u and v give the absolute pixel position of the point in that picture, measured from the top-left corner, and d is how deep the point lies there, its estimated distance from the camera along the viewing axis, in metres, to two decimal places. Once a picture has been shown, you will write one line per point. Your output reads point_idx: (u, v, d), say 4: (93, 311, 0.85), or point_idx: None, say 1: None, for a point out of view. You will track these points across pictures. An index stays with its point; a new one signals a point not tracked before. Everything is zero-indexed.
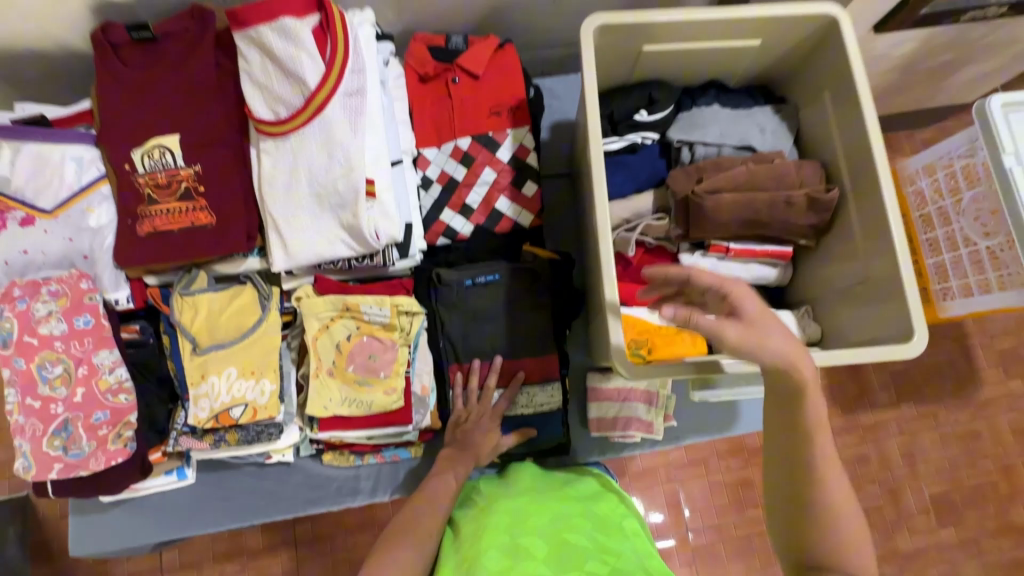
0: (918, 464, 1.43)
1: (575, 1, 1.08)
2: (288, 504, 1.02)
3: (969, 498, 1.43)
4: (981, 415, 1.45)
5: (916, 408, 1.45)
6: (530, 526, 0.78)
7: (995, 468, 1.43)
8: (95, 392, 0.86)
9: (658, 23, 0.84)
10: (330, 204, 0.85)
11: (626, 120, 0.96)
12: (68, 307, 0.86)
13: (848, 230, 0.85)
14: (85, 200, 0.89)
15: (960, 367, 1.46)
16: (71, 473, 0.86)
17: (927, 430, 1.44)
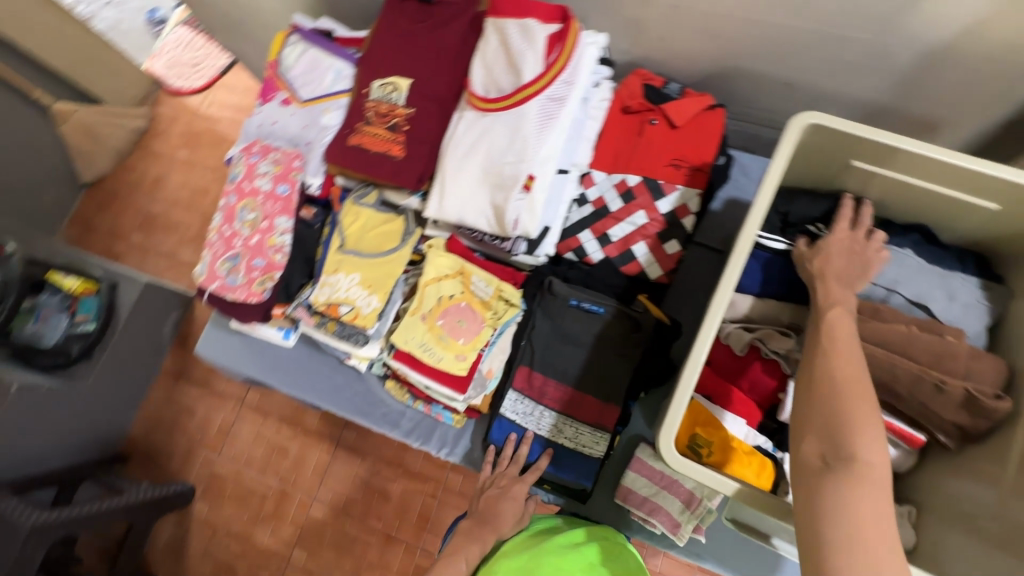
0: None
1: (807, 89, 1.04)
2: (343, 403, 1.17)
3: None
4: None
5: None
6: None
7: None
8: (264, 244, 1.08)
9: (881, 143, 0.76)
10: (491, 182, 0.95)
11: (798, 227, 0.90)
12: (279, 174, 1.09)
13: (1005, 455, 0.70)
14: (326, 103, 1.12)
15: None
16: (222, 293, 1.09)
17: None
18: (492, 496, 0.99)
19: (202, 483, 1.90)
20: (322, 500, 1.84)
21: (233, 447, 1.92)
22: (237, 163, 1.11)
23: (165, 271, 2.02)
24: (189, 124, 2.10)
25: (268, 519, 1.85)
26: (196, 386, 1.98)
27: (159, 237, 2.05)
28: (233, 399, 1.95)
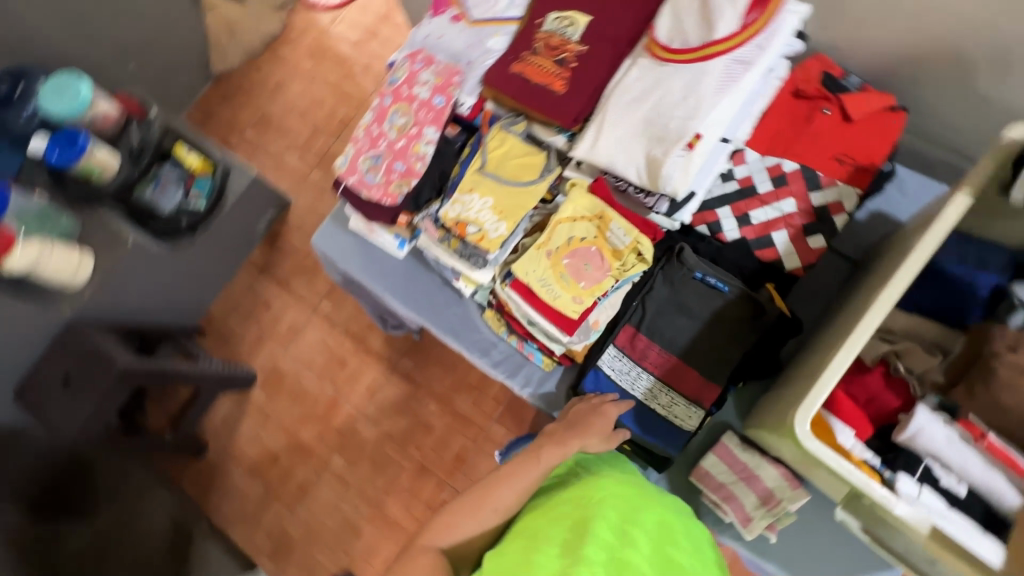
0: None
1: (1004, 112, 0.97)
2: (442, 322, 1.22)
3: None
4: None
5: None
6: (617, 509, 0.82)
7: None
8: (409, 150, 1.11)
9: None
10: (652, 134, 0.94)
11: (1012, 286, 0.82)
12: (438, 86, 1.11)
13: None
14: (496, 27, 1.13)
15: None
16: (358, 188, 1.14)
17: None
18: (582, 410, 0.99)
19: (264, 373, 2.02)
20: (367, 417, 1.92)
21: (298, 347, 2.02)
22: (400, 68, 1.15)
23: (273, 169, 2.12)
24: (320, 39, 2.19)
25: (317, 421, 1.95)
26: (275, 284, 2.08)
27: (271, 137, 2.15)
28: (305, 304, 2.05)
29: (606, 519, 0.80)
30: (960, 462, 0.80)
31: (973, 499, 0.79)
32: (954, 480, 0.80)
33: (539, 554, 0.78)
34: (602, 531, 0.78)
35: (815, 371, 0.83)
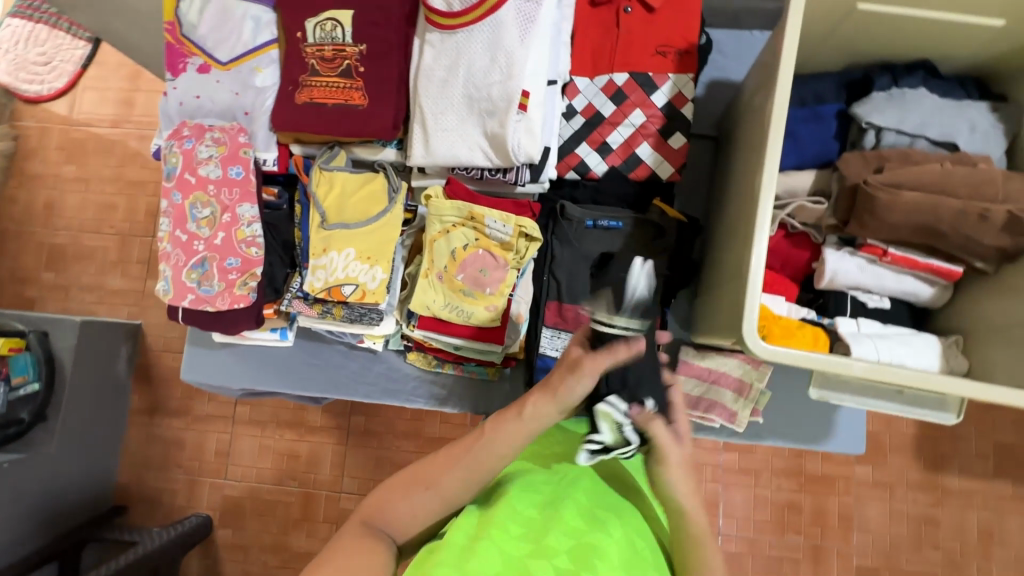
0: (995, 542, 1.45)
1: None
2: (368, 388, 1.08)
3: None
4: None
5: (1012, 487, 1.46)
6: (586, 495, 0.73)
7: None
8: (233, 239, 0.93)
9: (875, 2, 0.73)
10: (479, 109, 0.85)
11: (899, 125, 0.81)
12: (226, 155, 0.92)
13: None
14: (255, 60, 0.94)
15: None
16: (200, 306, 0.95)
17: (1016, 512, 1.46)
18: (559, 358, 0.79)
19: (217, 510, 1.75)
20: (349, 491, 1.71)
21: (237, 465, 1.76)
22: (170, 155, 0.94)
23: (96, 303, 1.77)
24: (68, 133, 1.79)
25: (300, 524, 1.72)
26: (175, 416, 1.78)
27: (76, 269, 1.78)
28: (221, 418, 1.78)
29: (573, 504, 0.70)
30: (877, 282, 0.86)
31: (896, 305, 0.89)
32: (877, 298, 0.88)
33: (504, 538, 0.64)
34: (568, 514, 0.68)
35: (735, 271, 0.81)
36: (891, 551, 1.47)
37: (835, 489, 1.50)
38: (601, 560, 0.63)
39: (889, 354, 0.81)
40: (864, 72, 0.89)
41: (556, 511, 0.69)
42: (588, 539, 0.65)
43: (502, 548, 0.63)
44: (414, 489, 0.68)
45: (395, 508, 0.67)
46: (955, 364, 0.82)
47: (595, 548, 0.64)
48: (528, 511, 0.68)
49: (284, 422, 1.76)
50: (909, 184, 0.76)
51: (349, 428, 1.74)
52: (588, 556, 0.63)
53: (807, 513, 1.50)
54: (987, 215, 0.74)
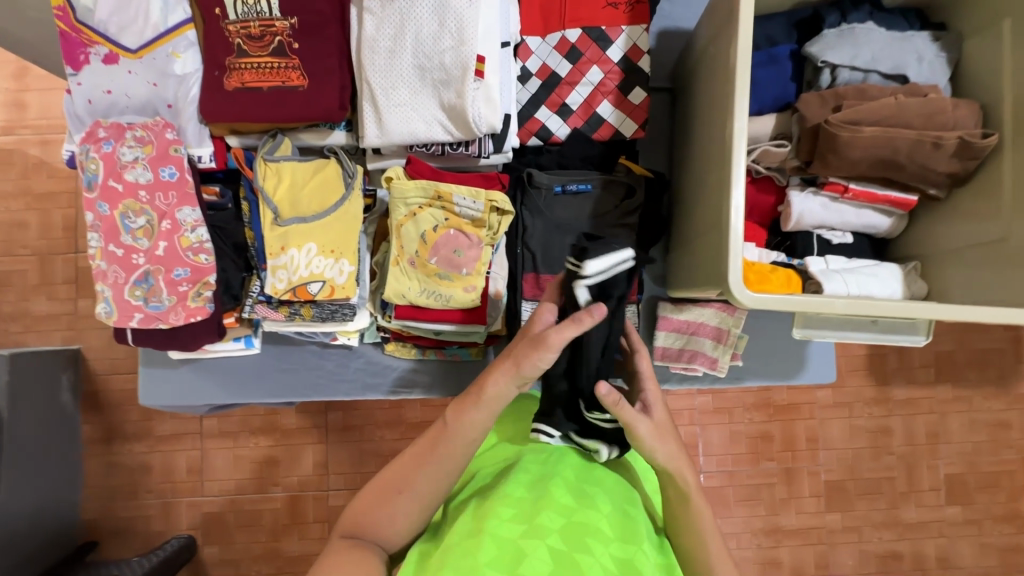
0: (941, 442, 1.60)
1: None
2: (347, 386, 1.04)
3: (980, 481, 1.60)
4: (1016, 408, 1.60)
5: (953, 390, 1.60)
6: (572, 472, 0.70)
7: (1016, 457, 1.60)
8: (177, 248, 0.85)
9: None
10: (433, 80, 0.79)
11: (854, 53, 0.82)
12: (154, 156, 0.83)
13: (997, 195, 0.78)
14: (170, 44, 0.84)
15: (1007, 358, 1.60)
16: (150, 324, 0.87)
17: (958, 413, 1.60)
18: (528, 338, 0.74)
19: (199, 528, 1.68)
20: (336, 487, 1.68)
21: (213, 480, 1.68)
22: (87, 161, 0.82)
23: (24, 332, 1.61)
24: None
25: (289, 528, 1.68)
26: (136, 439, 1.67)
27: None
28: (188, 435, 1.68)
29: (561, 482, 0.66)
30: (840, 218, 0.89)
31: (858, 238, 0.92)
32: (841, 234, 0.91)
33: (493, 522, 0.60)
34: (558, 493, 0.64)
35: (711, 223, 0.81)
36: (854, 464, 1.60)
37: (801, 414, 1.60)
38: (594, 535, 0.60)
39: (858, 287, 0.84)
40: (813, 10, 0.89)
41: (543, 491, 0.64)
42: (578, 516, 0.61)
43: (491, 534, 0.58)
44: (390, 495, 0.68)
45: (376, 521, 0.67)
46: (916, 289, 0.87)
47: (587, 525, 0.61)
48: (514, 493, 0.64)
49: (257, 429, 1.69)
50: (868, 120, 0.78)
51: (327, 426, 1.69)
52: (580, 534, 0.59)
53: (778, 440, 1.60)
54: (941, 143, 0.76)
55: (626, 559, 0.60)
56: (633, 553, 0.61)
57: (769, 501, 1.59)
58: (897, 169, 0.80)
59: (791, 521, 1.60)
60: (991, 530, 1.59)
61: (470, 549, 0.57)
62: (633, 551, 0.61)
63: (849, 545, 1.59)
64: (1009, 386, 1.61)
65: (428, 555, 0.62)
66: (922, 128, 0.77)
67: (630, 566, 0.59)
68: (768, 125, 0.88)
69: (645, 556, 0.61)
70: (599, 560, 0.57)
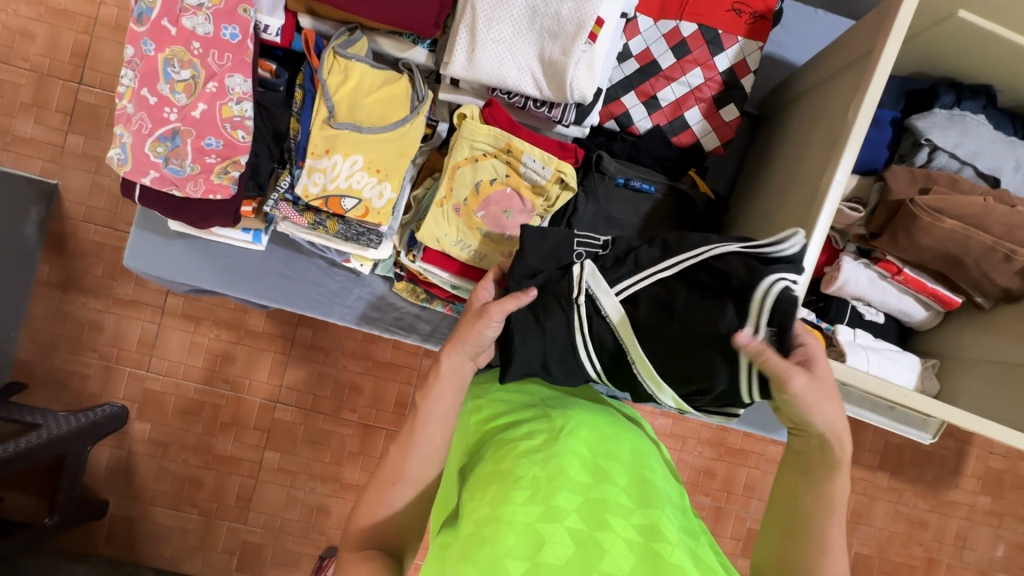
0: (863, 522, 1.67)
1: None
2: (344, 311, 1.00)
3: (885, 567, 1.69)
4: (939, 511, 1.68)
5: (889, 479, 1.67)
6: (587, 440, 0.66)
7: (922, 555, 1.69)
8: (216, 116, 0.78)
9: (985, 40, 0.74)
10: (541, 28, 0.73)
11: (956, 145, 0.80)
12: (220, 9, 0.74)
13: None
14: None
15: (946, 465, 1.67)
16: (165, 187, 0.80)
17: (887, 501, 1.67)
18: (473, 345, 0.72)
19: (135, 402, 1.62)
20: (285, 401, 1.64)
21: (163, 359, 1.62)
22: None
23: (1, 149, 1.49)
24: None
25: (227, 428, 1.64)
26: (92, 295, 1.59)
27: None
28: (148, 306, 1.61)
29: (575, 458, 0.62)
30: (881, 297, 0.88)
31: (888, 321, 0.92)
32: (875, 312, 0.91)
33: (509, 507, 0.55)
34: (572, 470, 0.60)
35: None
36: None
37: (747, 461, 1.64)
38: (614, 509, 0.57)
39: (878, 367, 0.84)
40: (929, 84, 0.86)
41: (557, 462, 0.61)
42: (597, 493, 0.58)
43: (507, 522, 0.54)
44: (385, 493, 0.65)
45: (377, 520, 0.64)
46: (928, 386, 0.88)
47: (606, 499, 0.57)
48: (525, 471, 0.60)
49: (221, 321, 1.62)
50: (953, 210, 0.76)
51: (293, 338, 1.64)
52: (600, 509, 0.56)
53: (719, 479, 1.64)
54: (1012, 256, 0.76)
55: (650, 524, 0.56)
56: (656, 517, 0.57)
57: None
58: (959, 266, 0.79)
59: None
60: None
61: (491, 540, 0.52)
62: (656, 515, 0.58)
63: None
64: (939, 490, 1.68)
65: (449, 544, 0.57)
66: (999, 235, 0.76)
67: (654, 531, 0.56)
68: (849, 186, 0.86)
69: (668, 518, 0.58)
70: (619, 535, 0.54)
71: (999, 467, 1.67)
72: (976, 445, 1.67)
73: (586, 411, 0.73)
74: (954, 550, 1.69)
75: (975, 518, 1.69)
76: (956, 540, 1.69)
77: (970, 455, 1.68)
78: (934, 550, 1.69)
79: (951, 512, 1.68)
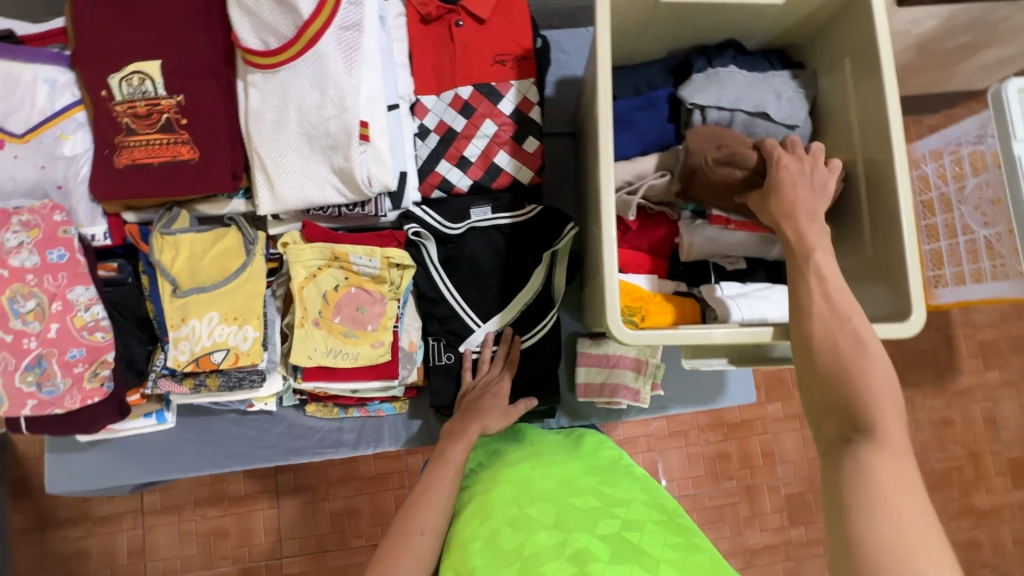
0: None
1: None
2: (269, 452, 1.01)
3: (933, 481, 1.58)
4: (957, 403, 1.59)
5: None
6: (511, 500, 0.73)
7: (964, 453, 1.58)
8: (70, 329, 0.83)
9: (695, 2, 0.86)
10: (321, 146, 0.81)
11: (720, 99, 0.88)
12: (41, 239, 0.82)
13: (860, 219, 0.83)
14: (57, 126, 0.84)
15: (942, 355, 1.60)
16: (46, 410, 0.84)
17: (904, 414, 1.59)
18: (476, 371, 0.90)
19: None
20: (291, 553, 1.59)
21: (157, 560, 1.58)
22: None
23: None
24: None
25: None
26: (70, 525, 1.58)
27: None
28: (127, 514, 1.59)
29: (503, 527, 0.69)
30: (730, 247, 0.92)
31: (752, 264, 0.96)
32: (734, 260, 0.95)
33: None
34: (501, 542, 0.67)
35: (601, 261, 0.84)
36: (812, 474, 1.58)
37: (754, 430, 1.59)
38: (545, 556, 0.64)
39: (750, 311, 0.85)
40: (684, 57, 0.96)
41: (491, 542, 0.68)
42: (529, 549, 0.65)
43: None
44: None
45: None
46: None
47: (535, 551, 0.64)
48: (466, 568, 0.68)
49: (202, 500, 1.60)
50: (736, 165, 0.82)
51: (277, 488, 1.61)
52: (531, 563, 0.64)
53: (735, 459, 1.58)
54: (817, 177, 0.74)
55: (578, 553, 0.63)
56: (582, 543, 0.64)
57: (734, 522, 1.55)
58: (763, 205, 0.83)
59: (757, 540, 1.55)
60: (950, 527, 1.56)
61: None
62: (583, 540, 0.65)
63: (816, 558, 1.55)
64: (948, 381, 1.60)
65: None
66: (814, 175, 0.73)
67: (585, 557, 0.63)
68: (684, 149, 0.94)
69: (594, 538, 0.65)
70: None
71: (992, 337, 1.59)
72: (958, 325, 1.61)
73: (518, 464, 0.80)
74: (992, 436, 1.59)
75: (996, 396, 1.60)
76: (987, 425, 1.59)
77: (959, 336, 1.61)
78: (973, 444, 1.59)
79: (969, 400, 1.59)
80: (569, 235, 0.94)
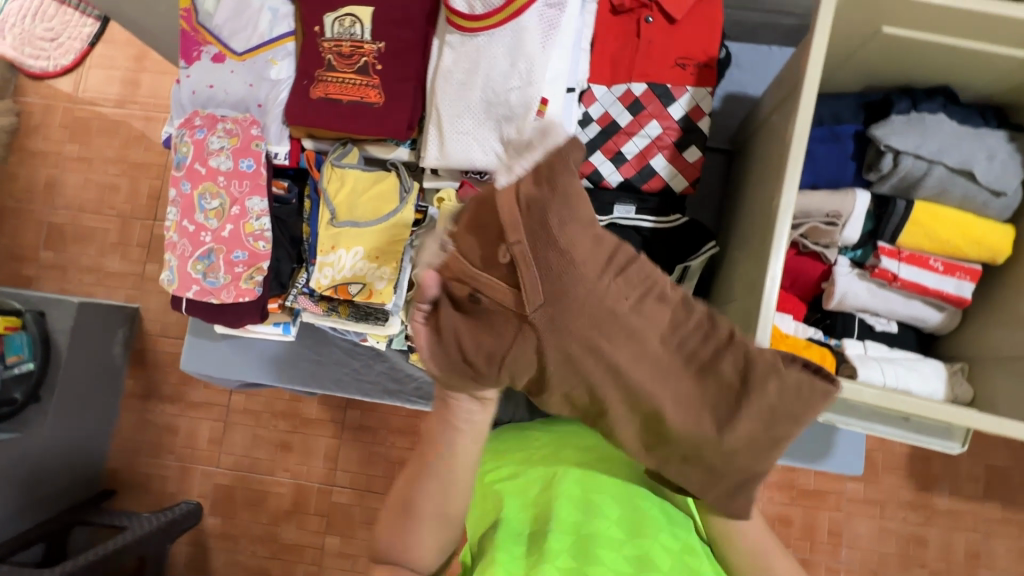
0: (981, 565, 1.42)
1: None
2: (367, 386, 1.07)
3: None
4: None
5: (1002, 511, 1.43)
6: (576, 478, 0.74)
7: None
8: (240, 233, 0.92)
9: (919, 41, 0.79)
10: (497, 114, 0.84)
11: (919, 146, 0.81)
12: (237, 147, 0.92)
13: None
14: (270, 52, 0.94)
15: None
16: (204, 297, 0.94)
17: (1005, 537, 1.42)
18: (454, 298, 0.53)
19: (208, 497, 1.73)
20: (341, 484, 1.68)
21: (229, 454, 1.74)
22: (181, 143, 0.93)
23: (94, 285, 1.79)
24: (70, 112, 1.84)
25: (290, 515, 1.69)
26: (167, 402, 1.76)
27: (74, 249, 1.82)
28: (213, 406, 1.76)
29: (565, 500, 0.71)
30: (886, 306, 0.87)
31: (903, 329, 0.89)
32: (885, 321, 0.89)
33: (506, 556, 0.66)
34: (563, 512, 0.70)
35: (747, 285, 0.81)
36: (879, 569, 1.44)
37: (826, 504, 1.47)
38: (604, 544, 0.66)
39: (895, 379, 0.80)
40: (884, 94, 0.89)
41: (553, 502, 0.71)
42: (586, 530, 0.67)
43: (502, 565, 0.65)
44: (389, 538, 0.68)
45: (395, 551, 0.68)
46: (960, 392, 0.82)
47: (595, 534, 0.67)
48: (521, 524, 0.71)
49: (277, 412, 1.73)
50: (492, 214, 0.50)
51: (342, 422, 1.70)
52: (589, 544, 0.66)
53: (797, 527, 1.47)
54: (472, 303, 0.52)
55: (638, 555, 0.66)
56: (644, 547, 0.67)
57: None
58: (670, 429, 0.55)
59: None
60: None
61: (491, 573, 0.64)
62: (646, 545, 0.67)
63: None
64: None
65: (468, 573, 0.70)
66: (471, 407, 0.67)
67: (642, 563, 0.65)
68: (854, 235, 0.85)
69: (656, 546, 0.67)
70: (608, 566, 0.64)
71: None
72: None
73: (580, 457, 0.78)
74: None
75: None
76: None
77: None
78: None
79: None
80: (706, 254, 0.94)
